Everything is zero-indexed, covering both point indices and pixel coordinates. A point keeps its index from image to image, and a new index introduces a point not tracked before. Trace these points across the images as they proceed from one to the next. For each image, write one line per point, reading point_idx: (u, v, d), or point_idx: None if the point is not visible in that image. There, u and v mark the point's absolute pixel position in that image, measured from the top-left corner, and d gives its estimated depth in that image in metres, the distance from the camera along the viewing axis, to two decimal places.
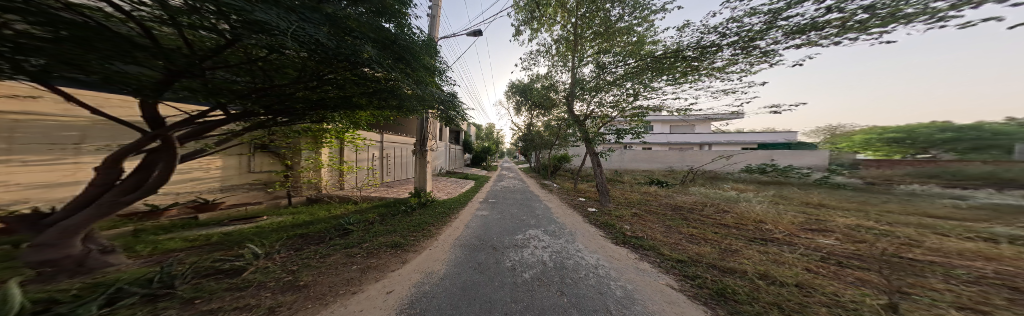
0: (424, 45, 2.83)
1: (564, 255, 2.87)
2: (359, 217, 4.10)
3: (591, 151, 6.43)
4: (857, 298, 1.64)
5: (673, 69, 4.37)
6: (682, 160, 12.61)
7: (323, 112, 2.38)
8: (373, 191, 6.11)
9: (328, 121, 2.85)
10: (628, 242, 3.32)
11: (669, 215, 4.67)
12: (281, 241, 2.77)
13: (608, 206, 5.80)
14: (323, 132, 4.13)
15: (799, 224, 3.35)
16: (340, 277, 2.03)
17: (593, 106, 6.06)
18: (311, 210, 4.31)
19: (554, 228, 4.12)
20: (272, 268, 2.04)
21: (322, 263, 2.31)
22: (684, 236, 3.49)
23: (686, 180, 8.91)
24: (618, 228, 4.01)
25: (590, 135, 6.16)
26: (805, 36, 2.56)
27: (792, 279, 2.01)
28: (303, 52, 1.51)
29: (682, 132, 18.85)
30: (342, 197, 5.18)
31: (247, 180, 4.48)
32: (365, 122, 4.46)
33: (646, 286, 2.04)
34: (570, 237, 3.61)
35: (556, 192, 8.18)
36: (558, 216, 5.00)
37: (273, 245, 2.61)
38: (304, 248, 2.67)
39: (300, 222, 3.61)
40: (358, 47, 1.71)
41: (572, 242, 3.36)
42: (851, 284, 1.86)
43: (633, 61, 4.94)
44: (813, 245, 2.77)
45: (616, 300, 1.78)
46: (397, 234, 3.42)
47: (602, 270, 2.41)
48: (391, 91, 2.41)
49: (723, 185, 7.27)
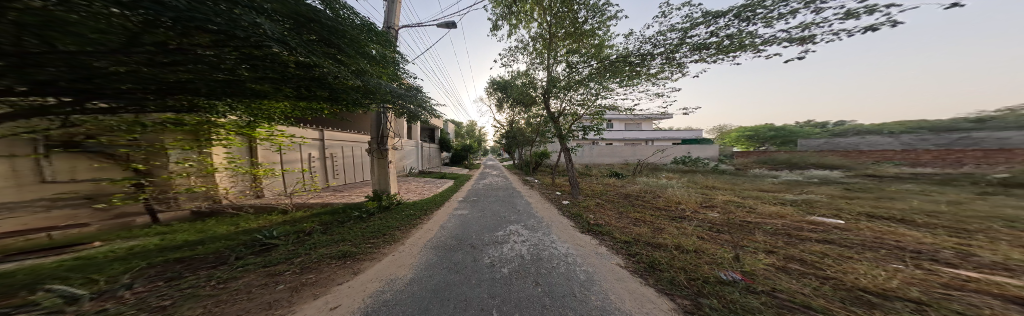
0: (360, 27, 2.43)
1: (542, 247, 3.00)
2: (286, 229, 3.36)
3: (564, 148, 6.83)
4: (724, 254, 2.26)
5: (623, 72, 4.97)
6: (637, 154, 14.65)
7: (193, 98, 1.78)
8: (310, 198, 5.08)
9: (212, 108, 2.16)
10: (592, 229, 3.70)
11: (622, 203, 5.41)
12: (139, 271, 2.02)
13: (575, 198, 6.35)
14: (211, 125, 3.10)
15: (705, 204, 4.31)
16: (257, 302, 1.62)
17: (565, 104, 6.45)
18: (203, 228, 3.28)
19: (532, 222, 4.26)
20: (120, 310, 1.48)
21: (221, 290, 1.79)
22: (631, 219, 4.08)
23: (637, 171, 10.43)
24: (584, 217, 4.40)
25: (564, 132, 6.43)
26: (701, 53, 3.27)
27: (692, 246, 2.58)
28: (122, 9, 1.02)
29: (637, 130, 21.77)
30: (260, 206, 4.13)
31: (40, 194, 2.62)
32: (286, 114, 3.56)
33: (603, 268, 2.30)
34: (543, 230, 3.78)
35: (538, 188, 8.42)
36: (537, 211, 5.19)
37: (123, 278, 1.88)
38: (184, 277, 2.01)
39: (181, 243, 2.71)
40: (247, 18, 1.30)
41: (546, 235, 3.53)
42: (723, 244, 2.53)
43: (594, 64, 5.41)
44: (712, 218, 3.62)
45: (581, 283, 1.95)
46: (346, 244, 2.94)
47: (571, 258, 2.60)
48: (315, 80, 2.00)
49: (661, 174, 8.80)
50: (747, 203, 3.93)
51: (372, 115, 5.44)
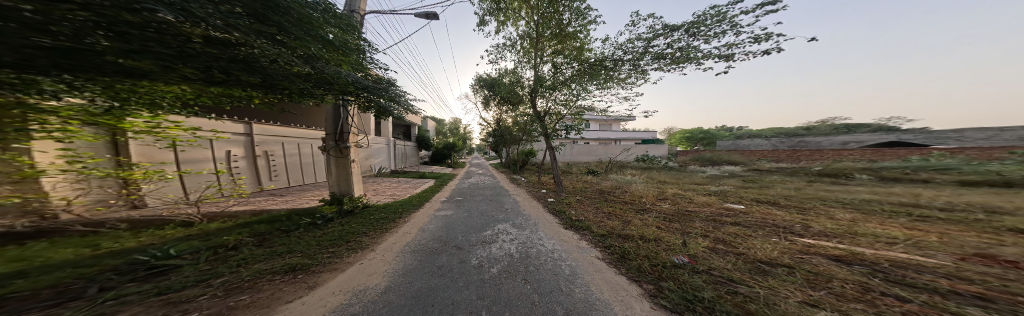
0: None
1: (530, 245, 2.86)
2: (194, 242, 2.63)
3: (549, 147, 6.80)
4: (677, 241, 2.50)
5: (601, 75, 5.22)
6: (610, 153, 15.70)
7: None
8: (237, 205, 4.12)
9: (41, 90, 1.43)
10: (573, 225, 3.75)
11: (597, 198, 5.64)
12: None
13: (552, 195, 6.51)
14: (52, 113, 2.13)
15: (666, 197, 4.74)
16: None
17: (550, 103, 6.35)
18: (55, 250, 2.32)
19: (519, 221, 4.09)
20: None
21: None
22: (605, 214, 4.25)
23: (610, 168, 11.16)
24: (567, 214, 4.41)
25: (549, 131, 6.41)
26: None
27: (654, 236, 2.78)
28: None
29: (611, 130, 23.42)
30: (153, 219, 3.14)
31: None
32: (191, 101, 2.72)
33: (584, 261, 2.30)
34: (529, 228, 3.65)
35: (525, 186, 8.25)
36: (524, 209, 5.06)
37: None
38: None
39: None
40: None
41: (533, 232, 3.42)
42: (677, 232, 2.79)
43: (576, 66, 5.53)
44: (672, 209, 3.99)
45: (566, 277, 1.90)
46: (294, 257, 2.34)
47: (557, 253, 2.56)
48: (235, 60, 1.35)
49: (626, 171, 9.63)
50: (692, 195, 4.49)
51: (329, 109, 4.65)
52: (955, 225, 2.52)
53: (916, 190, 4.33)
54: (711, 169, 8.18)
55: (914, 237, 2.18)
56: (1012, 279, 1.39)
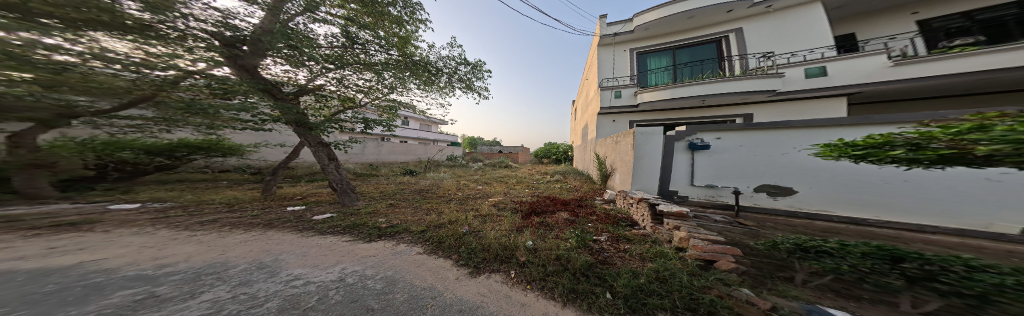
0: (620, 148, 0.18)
1: (249, 301, 0.94)
2: None
3: (322, 143, 3.47)
4: (464, 222, 2.59)
5: (428, 77, 3.93)
6: (428, 153, 13.82)
7: None
8: None
9: None
10: (360, 231, 2.31)
11: (413, 197, 4.10)
12: None
13: (121, 228, 1.90)
14: None
15: (476, 190, 5.02)
16: None
17: (338, 85, 3.41)
18: None
19: (89, 291, 0.92)
20: None
21: None
22: (420, 212, 3.13)
23: (428, 166, 9.87)
24: (371, 223, 2.53)
25: (317, 122, 3.06)
26: (435, 86, 4.21)
27: (446, 220, 2.66)
28: None
29: (430, 130, 22.53)
30: None
31: None
32: None
33: (402, 263, 1.57)
34: (121, 307, 0.81)
35: (276, 201, 3.39)
36: (255, 233, 2.06)
37: None
38: None
39: None
40: None
41: (183, 300, 0.91)
42: (470, 215, 2.91)
43: (397, 54, 3.59)
44: (482, 197, 4.26)
45: (375, 295, 1.10)
46: None
47: (350, 268, 1.44)
48: None
49: (432, 170, 9.12)
50: (484, 188, 5.34)
51: None
52: (526, 183, 5.59)
53: (499, 172, 8.92)
54: (469, 167, 10.94)
55: (527, 190, 4.57)
56: (504, 202, 3.61)
